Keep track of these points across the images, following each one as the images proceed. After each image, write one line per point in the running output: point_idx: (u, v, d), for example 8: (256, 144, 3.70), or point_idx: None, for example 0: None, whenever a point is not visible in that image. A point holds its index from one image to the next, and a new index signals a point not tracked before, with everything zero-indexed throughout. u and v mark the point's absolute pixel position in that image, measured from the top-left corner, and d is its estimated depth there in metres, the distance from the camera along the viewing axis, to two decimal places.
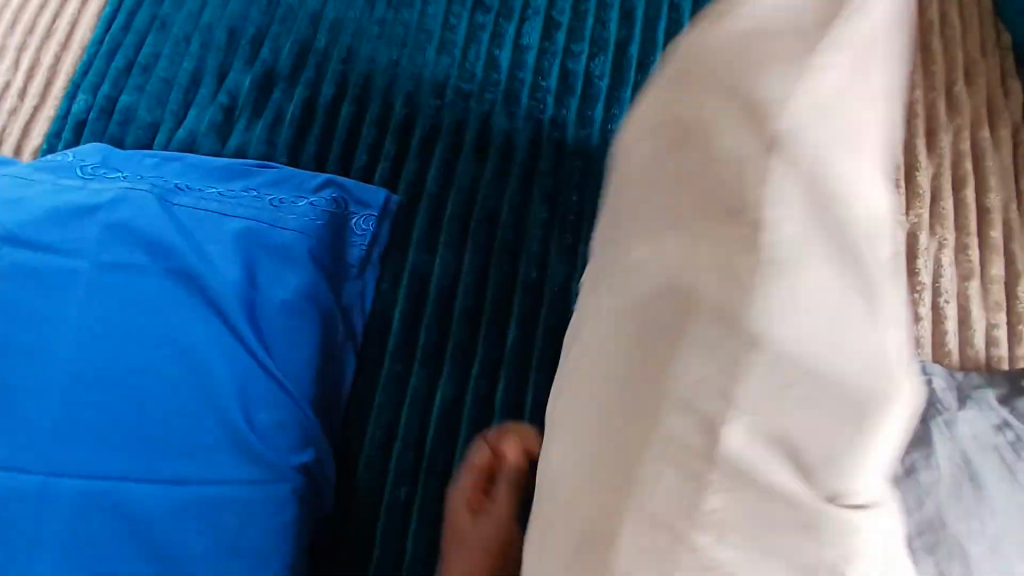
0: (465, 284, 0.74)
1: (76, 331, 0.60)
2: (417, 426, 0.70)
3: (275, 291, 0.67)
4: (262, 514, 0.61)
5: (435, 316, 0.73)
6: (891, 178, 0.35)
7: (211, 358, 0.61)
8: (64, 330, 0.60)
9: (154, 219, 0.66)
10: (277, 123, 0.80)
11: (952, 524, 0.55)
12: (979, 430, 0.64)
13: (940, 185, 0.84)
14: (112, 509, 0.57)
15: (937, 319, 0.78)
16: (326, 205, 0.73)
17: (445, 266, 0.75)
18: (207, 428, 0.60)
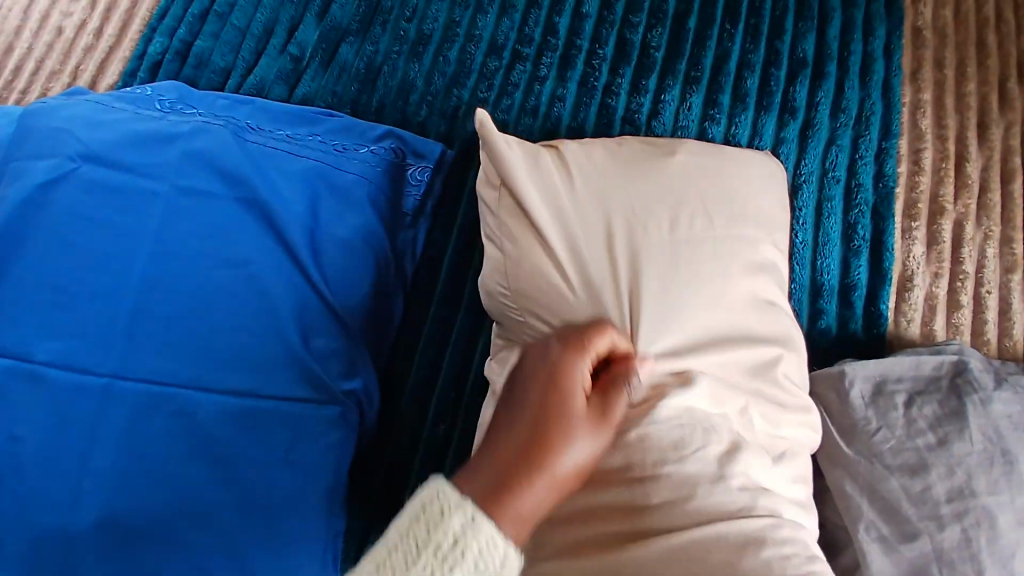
0: None
1: (157, 249, 0.66)
2: (458, 367, 0.73)
3: (334, 228, 0.70)
4: (311, 433, 0.64)
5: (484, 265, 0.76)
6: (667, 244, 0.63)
7: (274, 284, 0.66)
8: (146, 247, 0.66)
9: (228, 152, 0.70)
10: (342, 73, 0.84)
11: (982, 495, 0.58)
12: (1015, 409, 0.63)
13: (988, 177, 0.84)
14: (177, 411, 0.62)
15: (978, 309, 0.78)
16: (386, 153, 0.77)
17: None
18: (266, 347, 0.64)
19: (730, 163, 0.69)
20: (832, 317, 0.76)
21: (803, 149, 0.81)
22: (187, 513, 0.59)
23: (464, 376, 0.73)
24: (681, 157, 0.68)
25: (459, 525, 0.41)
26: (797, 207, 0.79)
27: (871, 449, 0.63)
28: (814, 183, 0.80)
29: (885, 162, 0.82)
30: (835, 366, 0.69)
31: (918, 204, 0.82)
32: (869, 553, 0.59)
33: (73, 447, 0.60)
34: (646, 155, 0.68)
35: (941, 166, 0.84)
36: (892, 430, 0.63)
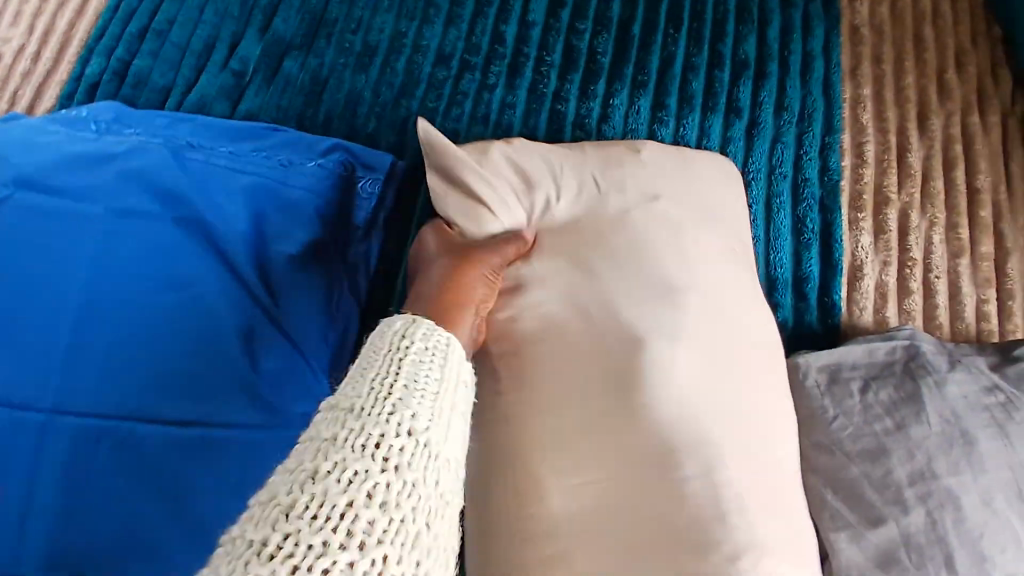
0: None
1: (92, 274, 0.62)
2: None
3: (281, 245, 0.68)
4: (264, 459, 0.61)
5: None
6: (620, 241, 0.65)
7: (219, 306, 0.63)
8: (81, 273, 0.62)
9: (168, 172, 0.68)
10: (286, 87, 0.82)
11: (943, 476, 0.59)
12: (968, 389, 0.64)
13: (931, 166, 0.87)
14: (118, 445, 0.58)
15: (929, 294, 0.80)
16: (334, 166, 0.75)
17: None
18: (213, 371, 0.61)
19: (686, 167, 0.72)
20: (787, 310, 0.76)
21: (751, 147, 0.82)
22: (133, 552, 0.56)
23: None
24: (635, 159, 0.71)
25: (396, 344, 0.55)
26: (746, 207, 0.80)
27: (830, 437, 0.63)
28: (763, 180, 0.81)
29: (829, 156, 0.84)
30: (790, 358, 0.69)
31: (864, 195, 0.83)
32: (836, 542, 0.58)
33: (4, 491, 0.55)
34: (607, 157, 0.71)
35: (885, 158, 0.86)
36: (849, 417, 0.63)
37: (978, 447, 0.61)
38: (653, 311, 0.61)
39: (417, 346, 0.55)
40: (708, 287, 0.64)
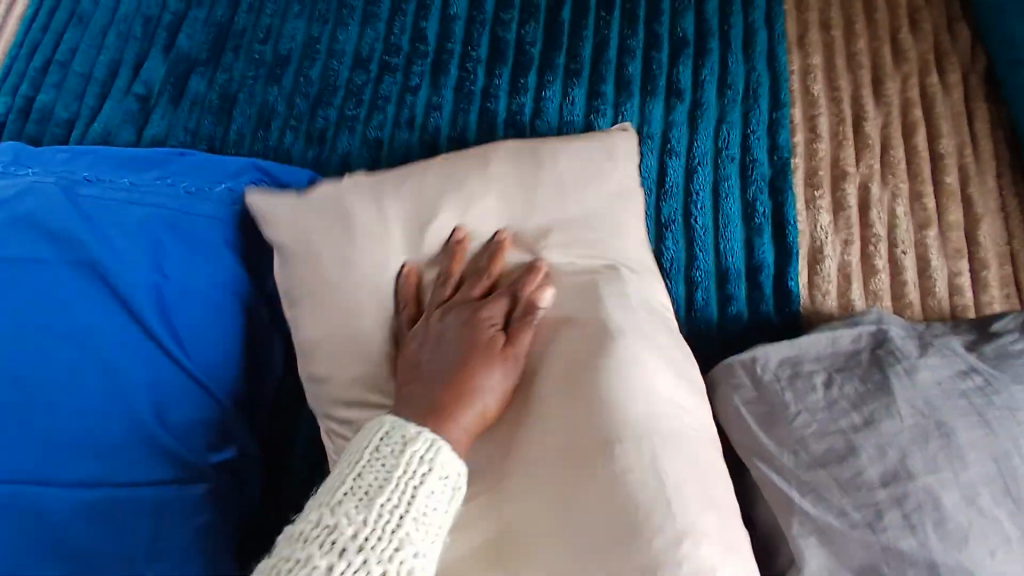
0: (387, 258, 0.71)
1: None
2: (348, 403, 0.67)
3: (187, 281, 0.62)
4: (177, 516, 0.59)
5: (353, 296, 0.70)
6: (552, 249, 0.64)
7: (120, 356, 0.58)
8: None
9: (57, 210, 0.61)
10: (196, 110, 0.77)
11: (920, 474, 0.53)
12: (944, 374, 0.59)
13: (891, 134, 0.81)
14: (22, 512, 0.56)
15: (897, 271, 0.74)
16: (246, 188, 0.68)
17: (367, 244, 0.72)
18: (116, 429, 0.57)
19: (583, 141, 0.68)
20: (742, 302, 0.71)
21: (694, 130, 0.77)
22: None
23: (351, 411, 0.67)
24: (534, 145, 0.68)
25: (421, 448, 0.49)
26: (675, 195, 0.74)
27: (793, 436, 0.56)
28: (709, 164, 0.75)
29: (777, 133, 0.78)
30: (747, 350, 0.62)
31: (820, 172, 0.78)
32: (805, 548, 0.53)
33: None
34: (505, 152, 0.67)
35: (839, 130, 0.81)
36: (814, 413, 0.57)
37: (957, 440, 0.55)
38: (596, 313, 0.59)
39: (421, 458, 0.49)
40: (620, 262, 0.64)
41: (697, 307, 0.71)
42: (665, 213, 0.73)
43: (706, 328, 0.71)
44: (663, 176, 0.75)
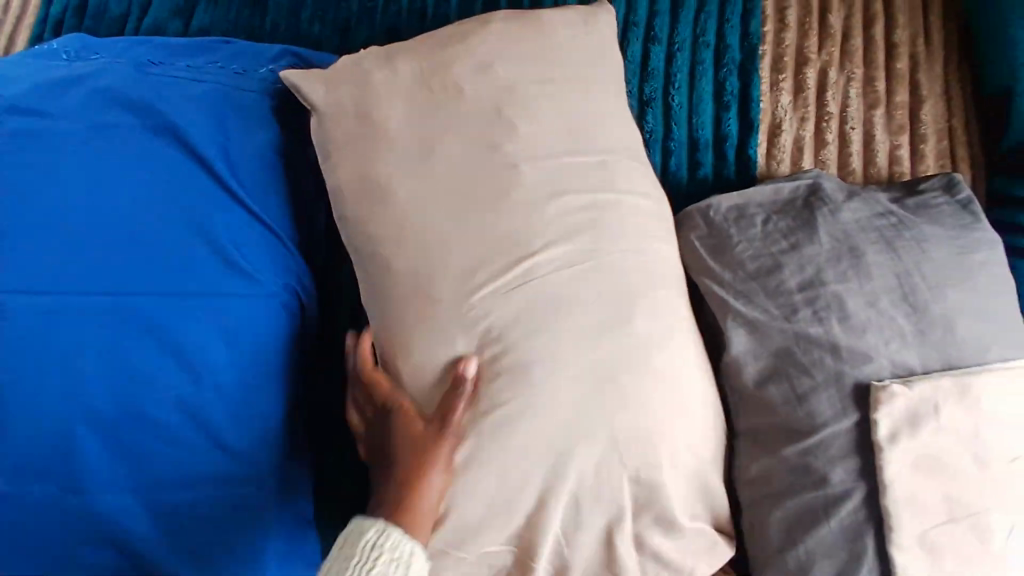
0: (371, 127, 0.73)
1: (86, 176, 0.69)
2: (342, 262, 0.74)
3: (248, 145, 0.76)
4: (256, 318, 0.71)
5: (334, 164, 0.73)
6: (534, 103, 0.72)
7: (199, 196, 0.71)
8: (74, 177, 0.69)
9: (134, 84, 0.74)
10: (234, 6, 0.88)
11: (831, 282, 0.69)
12: (861, 214, 0.73)
13: (851, 25, 0.92)
14: (128, 316, 0.67)
15: (843, 143, 0.87)
16: (285, 70, 0.81)
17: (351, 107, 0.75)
18: (201, 252, 0.70)
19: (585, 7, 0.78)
20: (709, 168, 0.84)
21: (676, 18, 0.87)
22: (166, 409, 0.67)
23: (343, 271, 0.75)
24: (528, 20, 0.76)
25: None
26: (651, 77, 0.85)
27: (734, 259, 0.72)
28: (687, 50, 0.86)
29: (749, 22, 0.88)
30: (701, 202, 0.76)
31: (785, 57, 0.88)
32: (736, 338, 0.70)
33: (50, 372, 0.65)
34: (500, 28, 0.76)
35: (806, 21, 0.90)
36: (751, 243, 0.72)
37: (865, 260, 0.70)
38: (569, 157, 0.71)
39: None
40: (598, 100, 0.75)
41: (671, 172, 0.84)
42: (647, 92, 0.85)
43: (676, 188, 0.84)
44: (646, 60, 0.86)
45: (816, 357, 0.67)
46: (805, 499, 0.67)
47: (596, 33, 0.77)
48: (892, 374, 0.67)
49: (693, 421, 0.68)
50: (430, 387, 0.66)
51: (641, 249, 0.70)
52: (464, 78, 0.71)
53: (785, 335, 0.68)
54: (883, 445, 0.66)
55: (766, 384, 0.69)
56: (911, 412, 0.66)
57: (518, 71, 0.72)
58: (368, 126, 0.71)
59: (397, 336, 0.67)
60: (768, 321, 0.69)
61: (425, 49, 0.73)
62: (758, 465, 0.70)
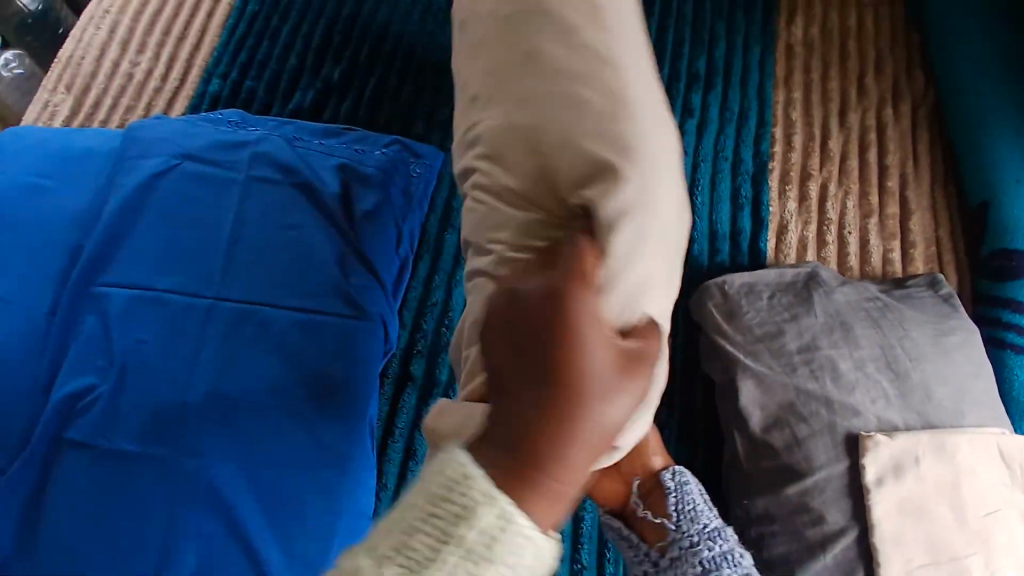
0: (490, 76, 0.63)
1: (243, 215, 0.91)
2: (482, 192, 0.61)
3: (363, 205, 0.96)
4: (353, 336, 0.87)
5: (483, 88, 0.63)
6: None
7: (321, 238, 0.91)
8: (235, 216, 0.91)
9: (284, 151, 0.96)
10: (357, 105, 1.13)
11: (824, 348, 0.83)
12: (851, 297, 0.89)
13: (850, 149, 1.12)
14: (258, 322, 0.85)
15: (843, 243, 1.04)
16: (393, 153, 1.04)
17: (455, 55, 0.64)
18: (318, 281, 0.88)
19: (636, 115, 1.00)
20: (725, 255, 1.00)
21: (700, 137, 1.09)
22: (277, 398, 0.82)
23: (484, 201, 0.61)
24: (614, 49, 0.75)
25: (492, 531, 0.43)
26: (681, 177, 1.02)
27: (743, 324, 0.87)
28: (709, 162, 1.07)
29: (761, 143, 1.10)
30: (716, 278, 0.93)
31: (790, 172, 1.08)
32: (745, 389, 0.83)
33: (193, 356, 0.83)
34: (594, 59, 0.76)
35: (809, 144, 1.11)
36: (758, 311, 0.87)
37: (854, 332, 0.85)
38: None
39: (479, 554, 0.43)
40: None
41: (693, 256, 1.00)
42: None
43: (699, 268, 0.99)
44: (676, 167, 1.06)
45: (813, 409, 0.80)
46: (808, 535, 0.78)
47: None
48: (877, 428, 0.79)
49: None
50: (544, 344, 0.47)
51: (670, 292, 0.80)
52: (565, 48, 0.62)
53: (787, 388, 0.81)
54: (871, 487, 0.77)
55: (770, 430, 0.81)
56: (894, 460, 0.77)
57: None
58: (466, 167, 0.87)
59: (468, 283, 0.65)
60: (773, 376, 0.82)
61: None
62: (762, 501, 0.81)
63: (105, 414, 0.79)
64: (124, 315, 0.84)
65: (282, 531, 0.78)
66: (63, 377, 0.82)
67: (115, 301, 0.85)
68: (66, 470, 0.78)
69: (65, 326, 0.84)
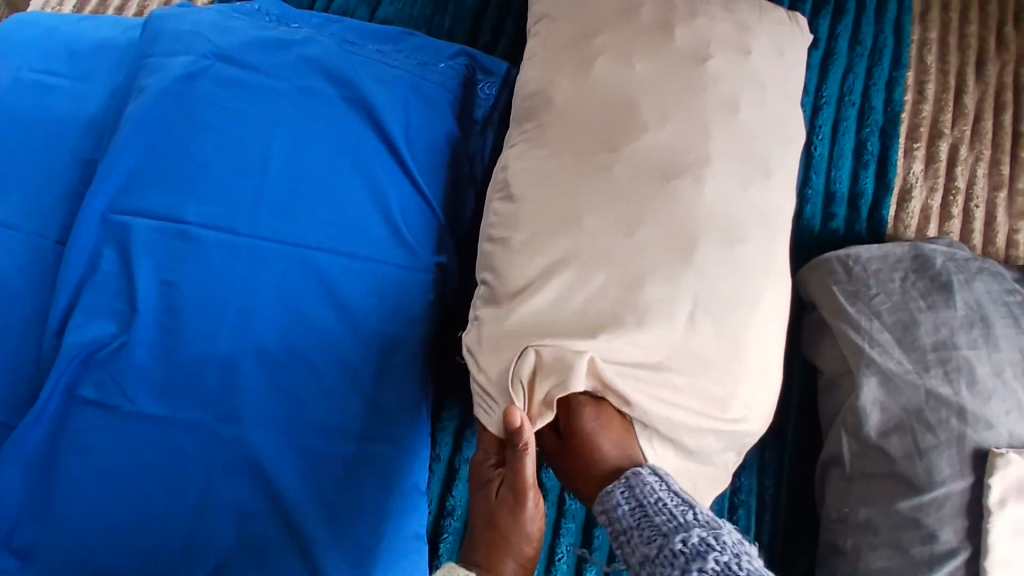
0: (591, 102, 0.73)
1: (286, 133, 0.75)
2: (561, 190, 0.70)
3: (425, 131, 0.81)
4: (412, 289, 0.75)
5: (558, 118, 0.73)
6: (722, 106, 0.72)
7: (379, 168, 0.77)
8: (277, 133, 0.75)
9: (336, 57, 0.80)
10: (417, 1, 0.94)
11: (962, 348, 0.72)
12: (993, 288, 0.77)
13: (983, 108, 0.96)
14: (304, 267, 0.71)
15: (967, 218, 0.90)
16: (459, 68, 0.87)
17: (560, 82, 0.75)
18: (375, 221, 0.75)
19: (777, 31, 0.81)
20: (841, 222, 0.87)
21: (825, 75, 0.92)
22: (327, 358, 0.70)
23: (565, 197, 0.70)
24: (715, 19, 0.77)
25: None
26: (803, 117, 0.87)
27: (871, 308, 0.75)
28: (833, 105, 0.91)
29: (894, 89, 0.93)
30: (835, 253, 0.80)
31: (920, 128, 0.92)
32: (867, 385, 0.73)
33: (228, 306, 0.69)
34: (695, 29, 0.76)
35: (943, 97, 0.95)
36: (889, 295, 0.76)
37: (994, 332, 0.73)
38: (746, 160, 0.72)
39: None
40: (777, 118, 0.76)
41: (804, 218, 0.86)
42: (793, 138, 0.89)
43: (809, 233, 0.86)
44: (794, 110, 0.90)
45: (942, 417, 0.70)
46: (914, 552, 0.68)
47: (784, 62, 0.79)
48: (1008, 444, 0.70)
49: (765, 382, 0.68)
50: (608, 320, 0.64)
51: (776, 254, 0.72)
52: (666, 68, 0.73)
53: (916, 389, 0.71)
54: (992, 508, 0.67)
55: (889, 435, 0.71)
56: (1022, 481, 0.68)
57: (686, 87, 0.73)
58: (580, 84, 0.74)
59: (541, 255, 0.68)
60: (901, 374, 0.72)
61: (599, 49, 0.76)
62: (865, 509, 0.71)
63: (130, 369, 0.69)
64: (147, 250, 0.71)
65: (331, 510, 0.68)
66: (80, 319, 0.70)
67: (136, 233, 0.71)
68: (86, 428, 0.68)
69: (78, 257, 0.71)
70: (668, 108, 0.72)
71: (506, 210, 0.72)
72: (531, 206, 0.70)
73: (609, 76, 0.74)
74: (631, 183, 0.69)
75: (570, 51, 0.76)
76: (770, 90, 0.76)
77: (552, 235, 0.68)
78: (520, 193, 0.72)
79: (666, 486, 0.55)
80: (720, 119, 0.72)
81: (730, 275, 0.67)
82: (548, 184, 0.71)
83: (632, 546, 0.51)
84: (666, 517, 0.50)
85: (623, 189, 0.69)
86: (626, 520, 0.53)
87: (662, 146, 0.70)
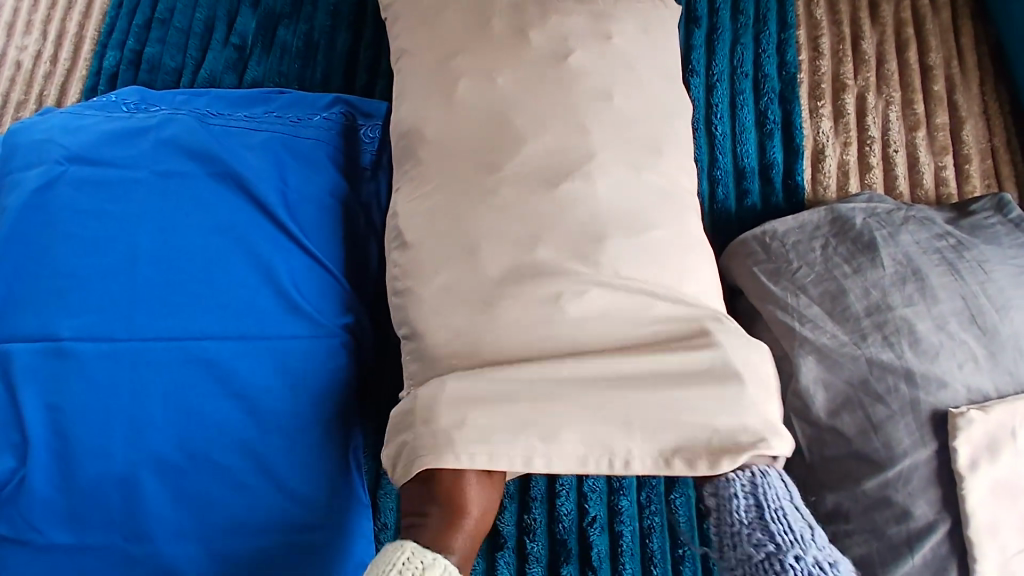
0: (459, 124, 0.69)
1: (157, 223, 0.72)
2: (444, 223, 0.65)
3: (308, 189, 0.77)
4: (318, 359, 0.71)
5: (431, 151, 0.69)
6: (596, 103, 0.69)
7: (261, 240, 0.73)
8: (148, 226, 0.72)
9: (196, 133, 0.76)
10: (284, 57, 0.91)
11: (898, 307, 0.68)
12: (921, 236, 0.73)
13: (885, 50, 0.92)
14: (196, 362, 0.68)
15: (889, 166, 0.86)
16: (337, 118, 0.84)
17: (428, 112, 0.71)
18: (265, 296, 0.71)
19: (642, 13, 0.77)
20: (757, 196, 0.83)
21: (712, 51, 0.89)
22: (234, 453, 0.66)
23: (450, 229, 0.65)
24: (574, 15, 0.74)
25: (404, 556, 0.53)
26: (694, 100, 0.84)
27: (795, 283, 0.72)
28: (726, 81, 0.88)
29: (785, 52, 0.90)
30: (749, 234, 0.77)
31: (821, 85, 0.89)
32: (806, 366, 0.69)
33: (117, 418, 0.66)
34: (557, 31, 0.72)
35: (839, 48, 0.92)
36: (812, 266, 0.72)
37: (930, 283, 0.69)
38: (629, 149, 0.67)
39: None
40: (657, 103, 0.72)
41: (717, 200, 0.83)
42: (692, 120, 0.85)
43: (726, 216, 0.83)
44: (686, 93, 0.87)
45: (890, 385, 0.66)
46: (891, 535, 0.63)
47: (654, 42, 0.76)
48: (967, 401, 0.65)
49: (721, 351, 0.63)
50: (512, 355, 0.60)
51: (687, 231, 0.67)
52: (531, 75, 0.70)
53: (858, 359, 0.67)
54: (963, 472, 0.63)
55: (838, 414, 0.67)
56: (988, 438, 0.63)
57: (557, 90, 0.69)
58: (446, 104, 0.70)
59: (433, 299, 0.63)
60: (837, 347, 0.68)
61: (461, 62, 0.72)
62: (833, 496, 0.66)
63: (30, 506, 0.64)
64: (28, 377, 0.66)
65: None
66: None
67: (14, 360, 0.67)
68: None
69: None
70: (538, 114, 0.68)
71: (404, 258, 0.67)
72: (423, 248, 0.65)
73: (478, 96, 0.69)
74: (514, 203, 0.64)
75: (433, 78, 0.72)
76: (646, 75, 0.73)
77: (449, 275, 0.63)
78: (408, 237, 0.67)
79: (790, 497, 0.57)
80: (595, 115, 0.68)
81: (637, 262, 0.63)
82: (435, 221, 0.66)
83: (734, 543, 0.56)
84: (773, 528, 0.55)
85: (512, 211, 0.64)
86: (741, 517, 0.56)
87: (543, 154, 0.66)
